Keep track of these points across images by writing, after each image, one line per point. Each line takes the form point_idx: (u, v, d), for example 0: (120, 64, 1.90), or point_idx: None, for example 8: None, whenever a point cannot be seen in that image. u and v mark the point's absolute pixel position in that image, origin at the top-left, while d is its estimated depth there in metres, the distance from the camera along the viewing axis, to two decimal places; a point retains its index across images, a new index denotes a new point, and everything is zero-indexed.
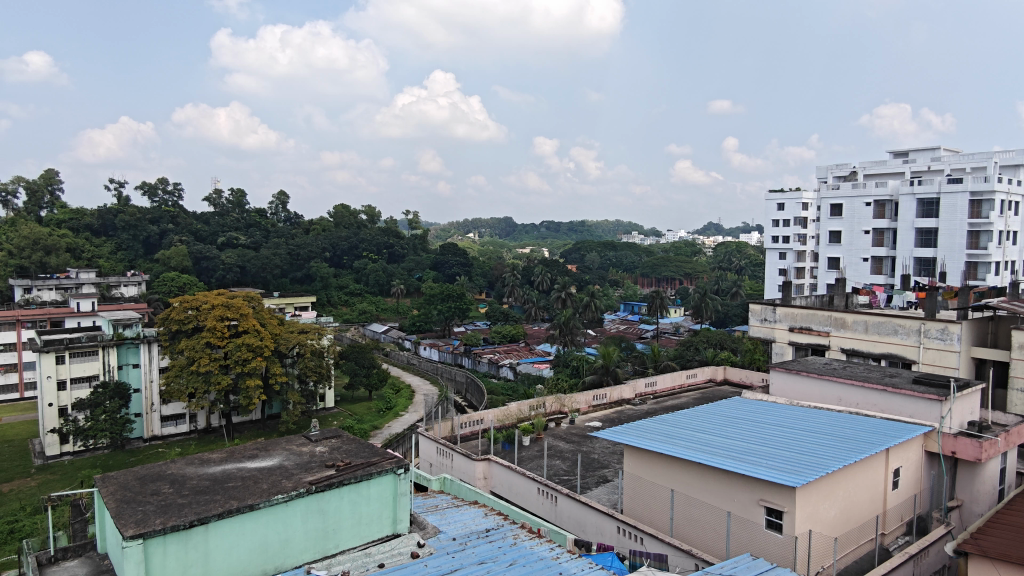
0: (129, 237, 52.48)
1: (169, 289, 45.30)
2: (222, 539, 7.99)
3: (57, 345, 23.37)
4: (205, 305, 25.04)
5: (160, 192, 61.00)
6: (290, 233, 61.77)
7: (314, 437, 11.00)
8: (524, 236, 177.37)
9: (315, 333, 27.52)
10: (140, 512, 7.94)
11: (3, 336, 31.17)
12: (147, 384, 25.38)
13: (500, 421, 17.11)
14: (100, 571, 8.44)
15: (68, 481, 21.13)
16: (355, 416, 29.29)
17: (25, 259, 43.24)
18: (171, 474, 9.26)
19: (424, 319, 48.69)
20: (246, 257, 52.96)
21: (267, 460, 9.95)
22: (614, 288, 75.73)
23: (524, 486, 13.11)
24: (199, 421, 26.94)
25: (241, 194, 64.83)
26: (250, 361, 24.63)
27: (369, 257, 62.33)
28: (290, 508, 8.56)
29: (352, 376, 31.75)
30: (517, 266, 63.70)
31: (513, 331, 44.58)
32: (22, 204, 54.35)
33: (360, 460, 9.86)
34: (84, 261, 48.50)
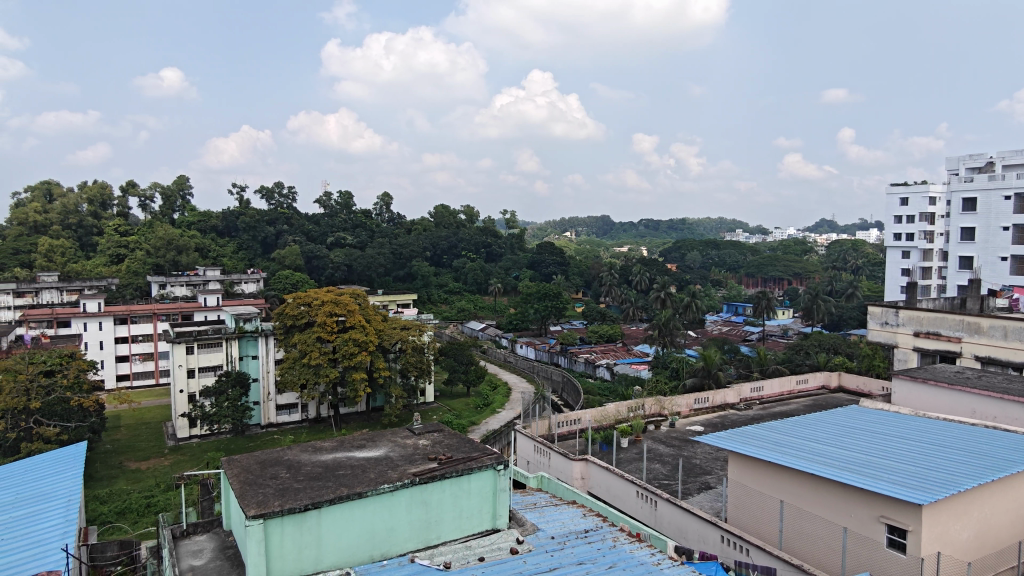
0: (249, 237, 56.33)
1: (284, 286, 48.19)
2: (333, 524, 8.37)
3: (187, 336, 25.47)
4: (316, 301, 26.36)
5: (277, 194, 65.10)
6: (393, 233, 64.11)
7: (417, 430, 11.34)
8: (622, 235, 174.61)
9: (417, 329, 28.38)
10: (261, 494, 8.48)
11: (142, 327, 34.30)
12: (265, 375, 27.14)
13: (598, 422, 16.93)
14: (226, 546, 9.09)
15: (196, 462, 22.97)
16: (454, 412, 29.92)
17: (160, 258, 47.39)
18: (288, 460, 9.83)
19: (521, 317, 49.09)
20: (353, 256, 55.51)
21: (374, 450, 10.36)
22: (716, 287, 73.14)
23: (622, 488, 12.90)
24: (310, 410, 28.43)
25: (348, 196, 67.89)
26: (357, 356, 25.79)
27: (467, 256, 63.64)
28: (395, 498, 8.85)
29: (451, 372, 32.52)
30: (614, 266, 62.93)
31: (610, 331, 44.03)
32: (158, 207, 59.65)
33: (462, 454, 10.06)
34: (211, 260, 52.51)
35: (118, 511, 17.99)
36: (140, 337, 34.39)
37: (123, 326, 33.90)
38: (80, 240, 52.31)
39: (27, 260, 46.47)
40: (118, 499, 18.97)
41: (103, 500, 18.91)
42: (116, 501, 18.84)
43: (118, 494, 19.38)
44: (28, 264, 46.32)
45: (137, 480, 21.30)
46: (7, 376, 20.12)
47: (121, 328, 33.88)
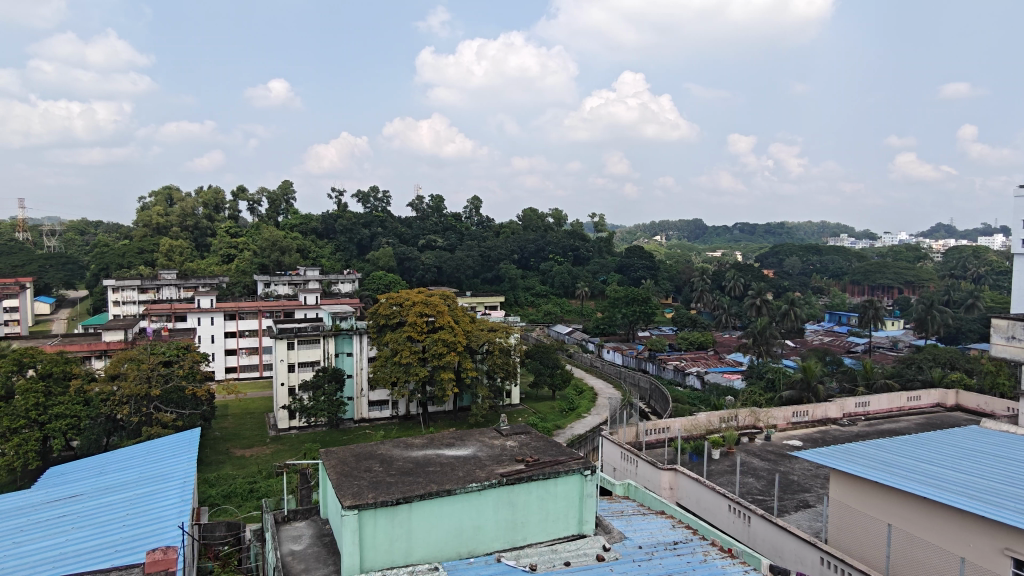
0: (346, 239, 58.86)
1: (377, 287, 49.93)
2: (423, 519, 8.56)
3: (289, 333, 26.85)
4: (408, 302, 27.17)
5: (372, 198, 67.54)
6: (482, 236, 65.10)
7: (504, 431, 11.42)
8: (715, 240, 169.21)
9: (504, 331, 28.61)
10: (356, 486, 8.79)
11: (248, 323, 36.48)
12: (358, 371, 28.18)
13: (688, 431, 16.46)
14: (323, 534, 9.51)
15: (295, 452, 24.22)
16: (539, 414, 29.91)
17: (265, 259, 50.35)
18: (382, 454, 10.15)
19: (608, 322, 48.52)
20: (443, 258, 56.85)
21: (463, 449, 10.51)
22: (818, 295, 69.44)
23: (713, 501, 12.45)
24: (400, 408, 29.24)
25: (440, 200, 69.44)
26: (445, 356, 26.34)
27: (555, 260, 63.70)
28: (483, 497, 8.94)
29: (536, 375, 32.62)
30: (707, 271, 61.01)
31: (701, 338, 42.72)
32: (265, 211, 63.42)
33: (549, 457, 10.02)
34: (312, 260, 55.25)
35: (225, 494, 19.21)
36: (246, 332, 36.58)
37: (232, 321, 36.17)
38: (196, 240, 56.47)
39: (151, 259, 50.62)
40: (225, 483, 20.29)
41: (212, 483, 20.27)
42: (223, 485, 20.16)
43: (225, 478, 20.73)
44: (152, 263, 50.46)
45: (241, 466, 22.69)
46: (131, 364, 21.93)
47: (229, 323, 36.15)
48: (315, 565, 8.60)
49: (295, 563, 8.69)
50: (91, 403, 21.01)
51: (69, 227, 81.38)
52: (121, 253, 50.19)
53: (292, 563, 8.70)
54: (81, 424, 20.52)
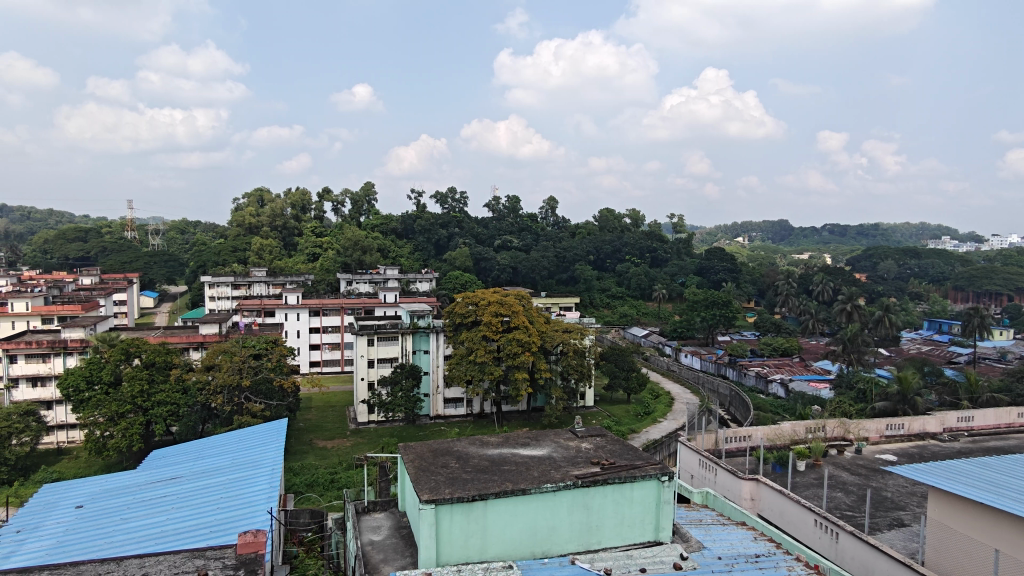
0: (424, 239, 60.20)
1: (454, 287, 50.70)
2: (498, 517, 8.61)
3: (369, 330, 27.77)
4: (484, 301, 27.49)
5: (450, 199, 68.69)
6: (558, 237, 64.99)
7: (580, 433, 11.33)
8: (802, 242, 161.77)
9: (579, 333, 28.42)
10: (433, 481, 8.95)
11: (331, 320, 37.90)
12: (435, 368, 28.68)
13: (770, 441, 15.85)
14: (400, 526, 9.74)
15: (374, 446, 24.97)
16: (614, 418, 29.54)
17: (348, 258, 52.14)
18: (458, 451, 10.29)
19: (686, 325, 47.34)
20: (518, 259, 57.18)
21: (538, 449, 10.52)
22: (915, 302, 65.19)
23: (797, 514, 11.90)
24: (474, 406, 29.56)
25: (516, 200, 69.80)
26: (520, 356, 26.46)
27: (631, 261, 62.79)
28: (558, 498, 8.90)
29: (611, 377, 32.21)
30: (792, 274, 58.50)
31: (785, 344, 41.02)
32: (348, 211, 65.72)
33: (625, 461, 9.85)
34: (392, 259, 56.78)
35: (308, 483, 20.02)
36: (329, 328, 38.01)
37: (316, 317, 37.72)
38: (284, 239, 59.24)
39: (243, 257, 53.48)
40: (308, 472, 21.16)
41: (296, 472, 21.19)
42: (306, 474, 21.02)
43: (308, 468, 21.62)
44: (244, 261, 53.29)
45: (323, 457, 23.60)
46: (225, 356, 23.19)
47: (313, 319, 37.72)
48: (393, 556, 8.81)
49: (374, 553, 8.93)
50: (189, 392, 22.40)
51: (171, 227, 87.18)
52: (217, 252, 53.29)
53: (371, 552, 8.96)
54: (180, 411, 21.97)
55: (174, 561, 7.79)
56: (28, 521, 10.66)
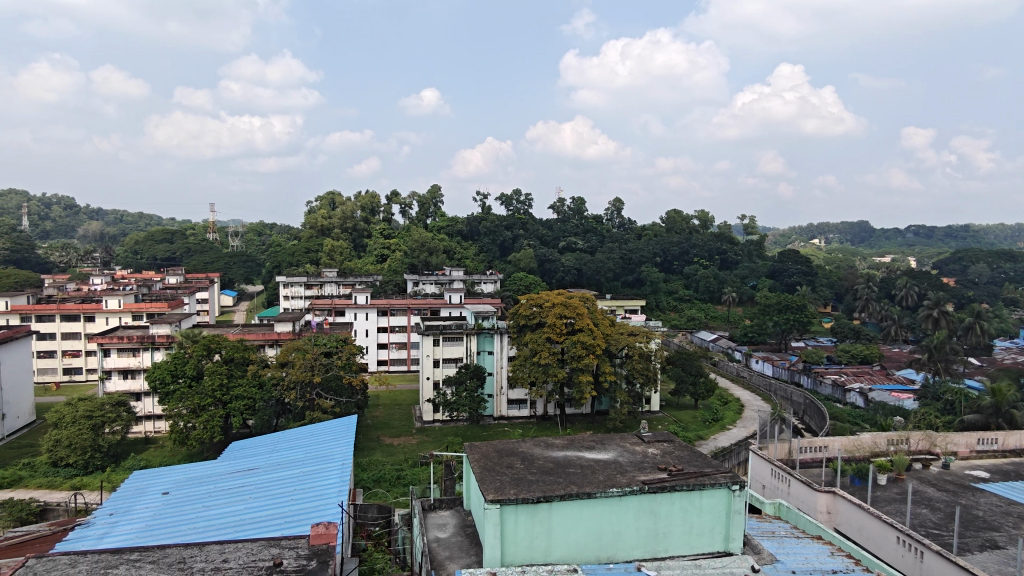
0: (489, 241, 60.72)
1: (519, 288, 50.83)
2: (563, 520, 8.54)
3: (435, 330, 28.21)
4: (548, 303, 27.45)
5: (515, 201, 68.97)
6: (624, 238, 64.22)
7: (646, 438, 11.14)
8: (883, 244, 153.85)
9: (645, 336, 28.01)
10: (498, 481, 8.98)
11: (399, 319, 38.72)
12: (499, 369, 28.84)
13: (849, 452, 15.14)
14: (466, 524, 9.81)
15: (439, 444, 25.35)
16: (681, 423, 28.90)
17: (415, 259, 53.12)
18: (523, 452, 10.28)
19: (758, 330, 45.83)
20: (583, 260, 56.87)
21: (603, 453, 10.38)
22: (1012, 308, 60.86)
23: (877, 530, 11.29)
24: (538, 408, 29.53)
25: (582, 202, 69.41)
26: (584, 358, 26.26)
27: (700, 264, 61.36)
28: (624, 502, 8.76)
29: (678, 382, 31.52)
30: (873, 277, 55.71)
31: (865, 351, 39.12)
32: (415, 213, 67.03)
33: (693, 468, 9.60)
34: (457, 261, 57.53)
35: (375, 478, 20.51)
36: (397, 328, 38.83)
37: (384, 317, 38.62)
38: (354, 241, 60.97)
39: (316, 257, 55.35)
40: (376, 468, 21.67)
41: (364, 467, 21.73)
42: (374, 469, 21.54)
43: (375, 463, 22.13)
44: (317, 261, 55.15)
45: (390, 453, 24.12)
46: (298, 353, 24.00)
47: (381, 319, 38.63)
48: (458, 554, 8.89)
49: (440, 550, 9.03)
50: (264, 387, 23.38)
51: (249, 228, 91.19)
52: (292, 253, 55.37)
53: (437, 550, 9.06)
54: (256, 405, 22.95)
55: (251, 548, 8.10)
56: (120, 505, 11.35)
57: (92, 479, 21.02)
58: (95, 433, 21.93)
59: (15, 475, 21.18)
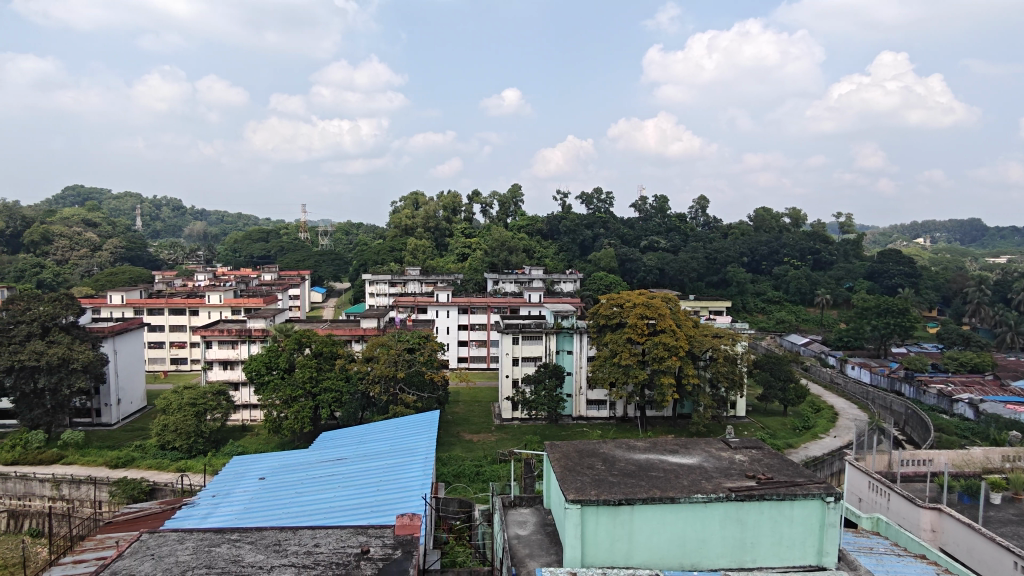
0: (569, 240, 60.59)
1: (599, 287, 50.30)
2: (645, 524, 8.37)
3: (514, 329, 28.42)
4: (629, 304, 27.06)
5: (595, 200, 68.43)
6: (708, 237, 62.40)
7: (733, 444, 10.74)
8: (999, 243, 141.88)
9: (730, 339, 27.11)
10: (579, 481, 8.92)
11: (480, 317, 39.23)
12: (578, 369, 28.67)
13: (957, 467, 14.07)
14: (546, 523, 9.80)
15: (518, 442, 25.51)
16: (768, 430, 27.76)
17: (495, 258, 53.68)
18: (604, 453, 10.16)
19: (854, 334, 43.38)
20: (665, 260, 55.71)
21: (688, 458, 10.10)
22: None
23: (992, 554, 10.40)
24: (618, 409, 29.08)
25: (664, 200, 67.88)
26: (666, 360, 25.70)
27: (790, 264, 58.78)
28: (710, 509, 8.48)
29: (766, 387, 30.28)
30: (986, 280, 51.50)
31: (976, 359, 36.25)
32: (496, 213, 67.75)
33: (784, 477, 9.17)
34: (537, 260, 57.68)
35: (455, 473, 20.87)
36: (477, 326, 39.35)
37: (464, 315, 39.25)
38: (437, 240, 62.34)
39: (400, 256, 56.98)
40: (455, 463, 22.04)
41: (444, 462, 22.16)
42: (454, 464, 21.91)
43: (455, 458, 22.52)
44: (400, 260, 56.74)
45: (470, 449, 24.48)
46: (383, 349, 24.76)
47: (462, 317, 39.28)
48: (539, 552, 8.89)
49: (520, 547, 9.05)
50: (351, 380, 24.28)
51: (338, 228, 95.02)
52: (377, 252, 57.27)
53: (517, 546, 9.10)
54: (343, 398, 23.91)
55: (340, 535, 8.42)
56: (221, 487, 12.10)
57: (195, 462, 22.49)
58: (198, 420, 23.46)
59: (129, 455, 22.96)
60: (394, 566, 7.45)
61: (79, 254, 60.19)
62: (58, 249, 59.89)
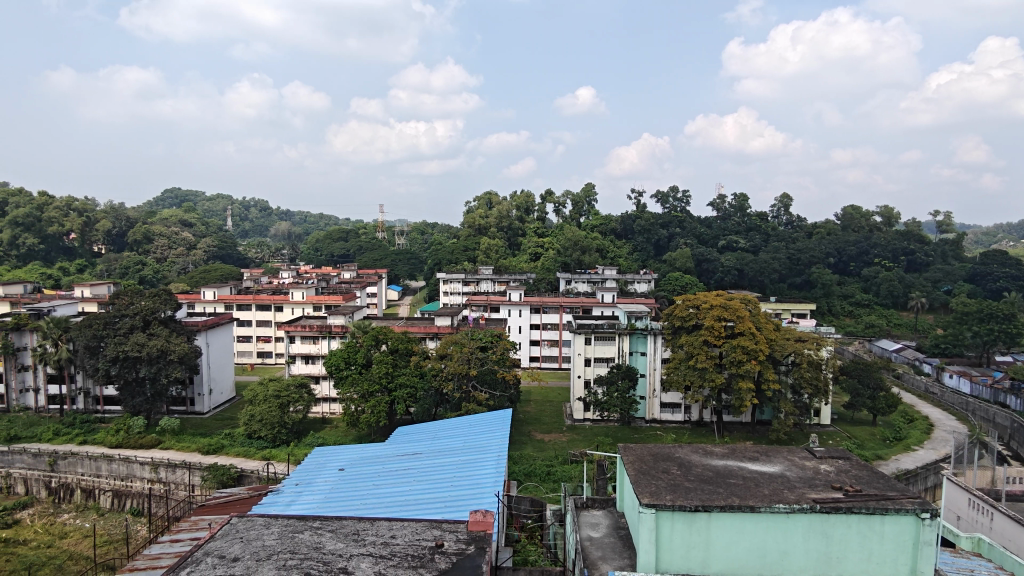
0: (644, 240, 59.74)
1: (674, 288, 49.24)
2: (723, 533, 8.11)
3: (587, 329, 28.25)
4: (705, 305, 26.34)
5: (671, 198, 67.05)
6: (791, 237, 59.92)
7: (818, 454, 10.24)
8: None
9: (815, 343, 25.89)
10: (654, 485, 8.75)
11: (552, 317, 39.19)
12: (652, 371, 28.16)
13: None
14: (619, 526, 9.66)
15: (589, 443, 25.32)
16: (856, 440, 26.35)
17: (568, 257, 53.58)
18: (680, 458, 9.92)
19: (953, 340, 40.58)
20: (745, 260, 53.95)
21: (768, 466, 9.72)
22: None
23: None
24: (693, 413, 28.32)
25: (744, 198, 65.62)
26: (744, 364, 24.86)
27: (881, 265, 55.65)
28: (793, 520, 8.12)
29: (853, 395, 28.78)
30: None
31: None
32: (569, 212, 67.54)
33: (874, 490, 8.67)
34: (611, 259, 56.99)
35: (526, 472, 20.95)
36: (549, 325, 39.32)
37: (537, 314, 39.31)
38: (510, 240, 62.70)
39: (473, 256, 57.74)
40: (527, 462, 22.10)
41: (515, 461, 22.26)
42: (525, 464, 21.98)
43: (526, 458, 22.57)
44: (474, 259, 57.49)
45: (541, 449, 24.48)
46: (456, 347, 25.09)
47: (534, 316, 39.36)
48: (612, 555, 8.77)
49: (593, 549, 8.97)
50: (425, 377, 24.76)
51: (414, 228, 97.20)
52: (452, 251, 58.27)
53: (589, 548, 9.02)
54: (418, 394, 24.45)
55: (416, 528, 8.60)
56: (304, 476, 12.63)
57: (279, 451, 23.56)
58: (282, 411, 24.55)
59: (219, 443, 24.31)
60: (468, 561, 7.55)
61: (176, 252, 64.29)
62: (158, 248, 64.24)
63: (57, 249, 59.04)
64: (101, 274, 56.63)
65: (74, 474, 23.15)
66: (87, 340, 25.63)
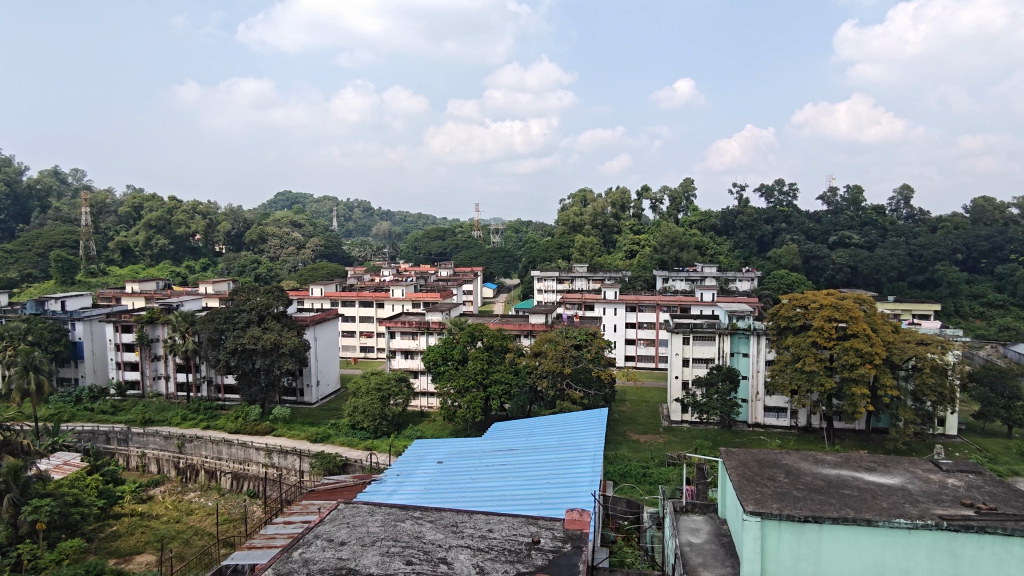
0: (746, 236, 57.42)
1: (779, 286, 46.93)
2: (835, 545, 7.63)
3: (685, 329, 27.51)
4: (814, 305, 24.96)
5: (776, 192, 63.97)
6: (912, 232, 55.56)
7: (945, 467, 9.41)
8: None
9: (940, 347, 23.84)
10: (759, 492, 8.36)
11: (648, 316, 38.45)
12: (755, 373, 26.97)
13: None
14: (720, 533, 9.32)
15: (687, 445, 24.65)
16: (987, 454, 24.05)
17: (665, 255, 52.37)
18: (788, 465, 9.42)
19: None
20: (858, 257, 50.61)
21: (887, 478, 9.04)
22: None
23: None
24: (800, 418, 26.85)
25: (858, 191, 61.46)
26: (859, 367, 23.30)
27: (1019, 261, 50.50)
28: (914, 537, 7.50)
29: (985, 404, 26.28)
30: None
31: None
32: (666, 208, 66.00)
33: (1011, 509, 7.85)
34: (710, 256, 55.08)
35: (622, 472, 20.70)
36: (645, 324, 38.61)
37: (632, 312, 38.70)
38: (605, 237, 62.01)
39: (567, 253, 57.63)
40: (622, 463, 21.82)
41: (611, 460, 22.03)
42: (620, 464, 21.71)
43: (622, 458, 22.26)
44: (569, 257, 57.38)
45: (636, 450, 24.07)
46: (551, 344, 25.06)
47: (630, 315, 38.76)
48: (713, 563, 8.47)
49: (692, 555, 8.71)
50: (519, 374, 24.97)
51: (509, 227, 98.23)
52: (546, 249, 58.46)
53: (689, 554, 8.77)
54: (512, 390, 24.72)
55: (512, 523, 8.68)
56: (405, 467, 13.09)
57: (380, 442, 24.53)
58: (383, 403, 25.56)
59: (326, 432, 25.62)
60: (564, 560, 7.50)
61: (288, 251, 68.34)
62: (272, 247, 68.59)
63: (184, 249, 64.25)
64: (223, 272, 61.23)
65: (199, 456, 25.14)
66: (209, 333, 27.78)
